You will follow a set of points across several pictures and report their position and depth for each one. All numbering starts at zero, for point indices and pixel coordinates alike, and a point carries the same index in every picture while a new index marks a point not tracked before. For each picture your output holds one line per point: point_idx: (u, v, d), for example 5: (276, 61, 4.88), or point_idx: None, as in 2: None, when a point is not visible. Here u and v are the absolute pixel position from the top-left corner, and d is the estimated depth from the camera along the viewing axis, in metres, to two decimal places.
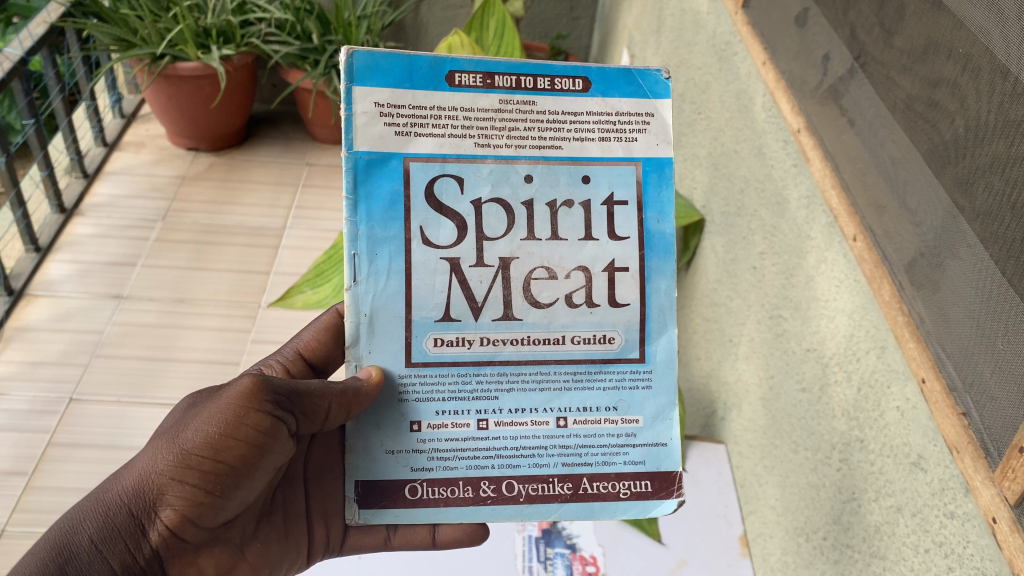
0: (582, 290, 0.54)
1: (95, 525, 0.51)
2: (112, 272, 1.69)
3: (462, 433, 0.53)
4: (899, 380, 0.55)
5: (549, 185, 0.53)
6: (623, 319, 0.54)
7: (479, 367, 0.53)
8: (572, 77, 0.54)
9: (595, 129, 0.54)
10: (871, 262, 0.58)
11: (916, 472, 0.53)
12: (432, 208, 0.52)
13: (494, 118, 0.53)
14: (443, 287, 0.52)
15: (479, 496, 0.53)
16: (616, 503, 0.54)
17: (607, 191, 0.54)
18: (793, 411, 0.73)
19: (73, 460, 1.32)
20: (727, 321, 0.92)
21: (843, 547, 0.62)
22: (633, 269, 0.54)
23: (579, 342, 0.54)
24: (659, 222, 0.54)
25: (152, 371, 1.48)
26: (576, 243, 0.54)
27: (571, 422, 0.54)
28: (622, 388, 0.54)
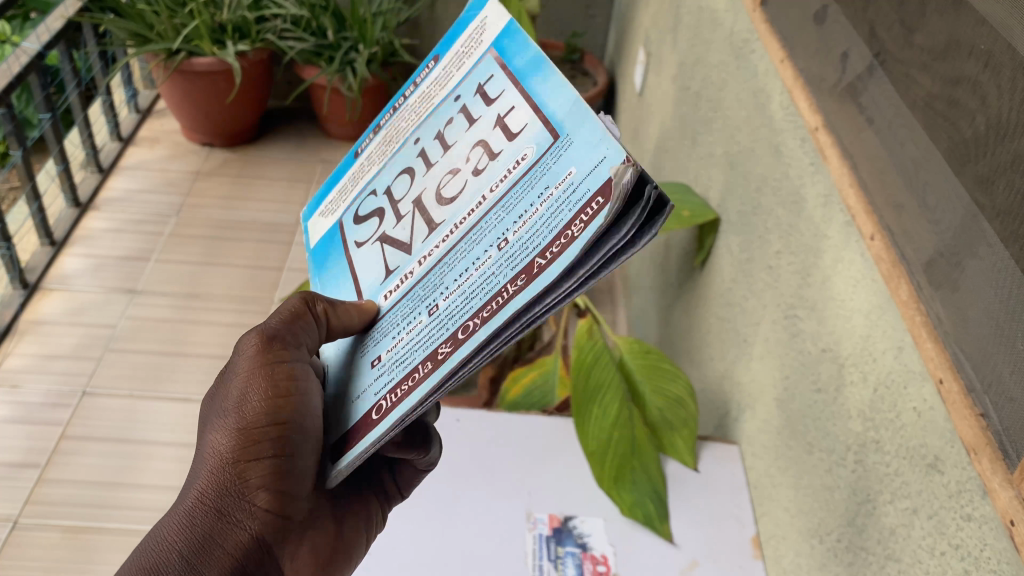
0: (482, 154, 0.49)
1: (186, 537, 0.48)
2: (127, 267, 1.70)
3: (418, 322, 0.46)
4: (916, 381, 0.54)
5: (441, 116, 0.54)
6: (521, 141, 0.46)
7: (418, 280, 0.49)
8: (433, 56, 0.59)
9: (461, 55, 0.56)
10: (888, 262, 0.58)
11: (933, 474, 0.52)
12: (367, 211, 0.57)
13: (399, 123, 0.59)
14: (378, 259, 0.54)
15: (446, 347, 0.42)
16: (576, 235, 0.38)
17: (483, 74, 0.52)
18: (807, 412, 0.72)
19: (85, 453, 1.33)
20: (742, 321, 0.91)
21: (857, 550, 0.62)
22: (518, 101, 0.48)
23: (492, 190, 0.47)
24: (522, 46, 0.50)
25: (165, 366, 1.49)
26: (466, 133, 0.51)
27: (504, 243, 0.43)
28: (539, 182, 0.43)
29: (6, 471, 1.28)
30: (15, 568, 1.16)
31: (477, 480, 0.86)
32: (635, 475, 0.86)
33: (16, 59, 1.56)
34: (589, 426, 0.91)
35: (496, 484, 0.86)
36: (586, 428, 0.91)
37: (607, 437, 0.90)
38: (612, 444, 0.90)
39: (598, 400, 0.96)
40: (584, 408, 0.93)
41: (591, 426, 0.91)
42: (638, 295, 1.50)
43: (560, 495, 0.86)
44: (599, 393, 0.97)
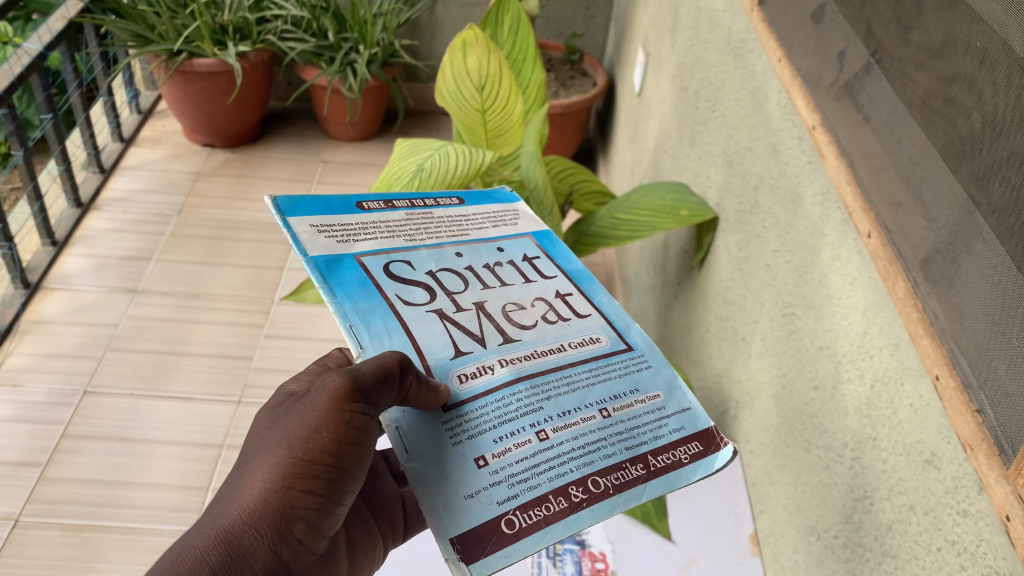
0: (552, 311, 0.57)
1: (217, 556, 0.43)
2: (128, 267, 1.70)
3: (529, 450, 0.46)
4: (912, 377, 0.55)
5: (476, 256, 0.61)
6: (595, 324, 0.57)
7: (512, 386, 0.49)
8: (449, 198, 0.68)
9: (484, 223, 0.67)
10: (886, 259, 0.58)
11: (930, 470, 0.52)
12: (398, 281, 0.55)
13: (407, 222, 0.62)
14: (441, 331, 0.52)
15: (572, 503, 0.45)
16: (683, 469, 0.49)
17: (521, 253, 0.64)
18: (804, 410, 0.73)
19: (86, 452, 1.33)
20: (740, 320, 0.92)
21: (854, 546, 0.62)
22: (575, 293, 0.61)
23: (574, 347, 0.54)
24: (569, 263, 0.65)
25: (166, 365, 1.49)
26: (522, 285, 0.60)
27: (612, 411, 0.50)
28: (631, 373, 0.54)
29: (8, 470, 1.29)
30: (16, 567, 1.16)
31: None
32: None
33: (17, 59, 1.57)
34: None
35: None
36: None
37: None
38: None
39: None
40: None
41: None
42: (636, 294, 1.50)
43: None
44: None
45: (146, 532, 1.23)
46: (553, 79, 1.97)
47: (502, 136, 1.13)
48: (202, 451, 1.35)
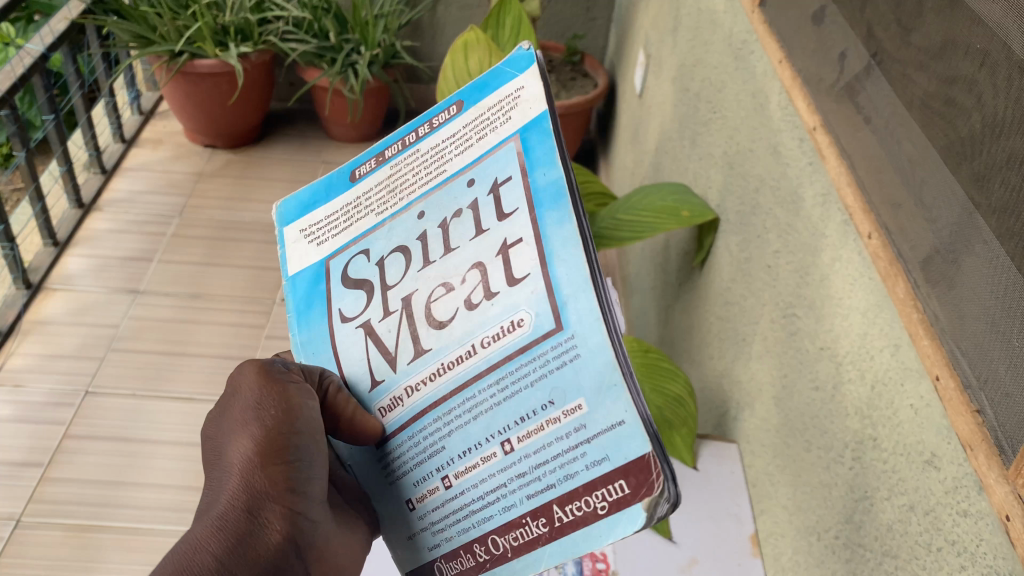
0: (478, 287, 0.43)
1: (216, 540, 0.42)
2: (129, 267, 1.70)
3: (438, 499, 0.43)
4: (913, 378, 0.55)
5: (437, 211, 0.46)
6: (526, 294, 0.41)
7: (420, 421, 0.44)
8: (448, 106, 0.49)
9: (473, 134, 0.46)
10: (886, 260, 0.58)
11: (930, 470, 0.52)
12: (348, 286, 0.48)
13: (382, 185, 0.50)
14: (364, 356, 0.47)
15: (478, 561, 0.42)
16: (593, 527, 0.38)
17: (490, 181, 0.44)
18: (805, 410, 0.73)
19: (88, 452, 1.33)
20: (741, 320, 0.92)
21: (855, 546, 0.62)
22: (528, 239, 0.42)
23: (489, 345, 0.42)
24: (546, 171, 0.42)
25: (167, 365, 1.50)
26: (469, 244, 0.44)
27: (516, 444, 0.41)
28: (551, 373, 0.40)
29: (10, 470, 1.29)
30: (18, 567, 1.17)
31: None
32: None
33: (19, 60, 1.57)
34: None
35: None
36: None
37: None
38: None
39: None
40: None
41: None
42: (637, 294, 1.50)
43: None
44: None
45: (147, 532, 1.23)
46: (554, 81, 1.97)
47: None
48: None
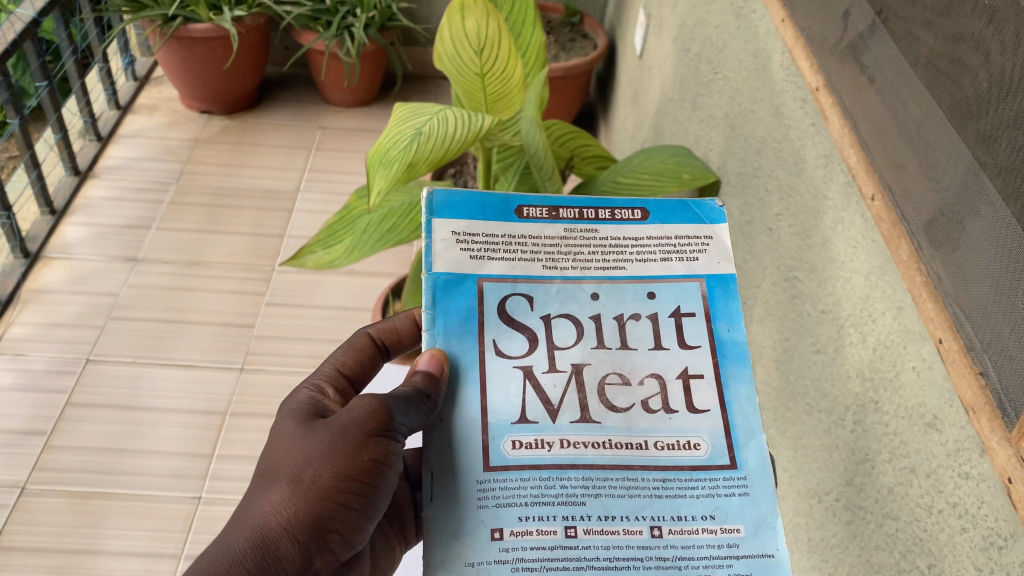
0: (658, 396, 0.54)
1: (251, 565, 0.49)
2: (127, 234, 1.70)
3: (550, 540, 0.49)
4: (916, 341, 0.54)
5: (615, 301, 0.56)
6: (707, 425, 0.53)
7: (562, 471, 0.51)
8: (631, 208, 0.59)
9: (659, 252, 0.58)
10: (888, 222, 0.58)
11: (932, 433, 0.52)
12: (504, 323, 0.54)
13: (559, 245, 0.57)
14: (518, 393, 0.52)
15: None
16: None
17: (674, 304, 0.56)
18: (806, 373, 0.73)
19: (91, 419, 1.34)
20: (742, 284, 0.91)
21: (856, 509, 0.62)
22: (707, 376, 0.54)
23: (661, 448, 0.52)
24: (729, 330, 0.56)
25: (168, 332, 1.50)
26: (646, 352, 0.55)
27: (579, 531, 0.49)
28: (717, 496, 0.51)
29: (14, 438, 1.29)
30: (23, 534, 1.18)
31: None
32: None
33: (10, 26, 1.54)
34: None
35: None
36: None
37: None
38: None
39: None
40: None
41: None
42: None
43: None
44: None
45: (151, 499, 1.24)
46: (553, 43, 1.95)
47: (500, 102, 1.12)
48: (205, 419, 1.36)
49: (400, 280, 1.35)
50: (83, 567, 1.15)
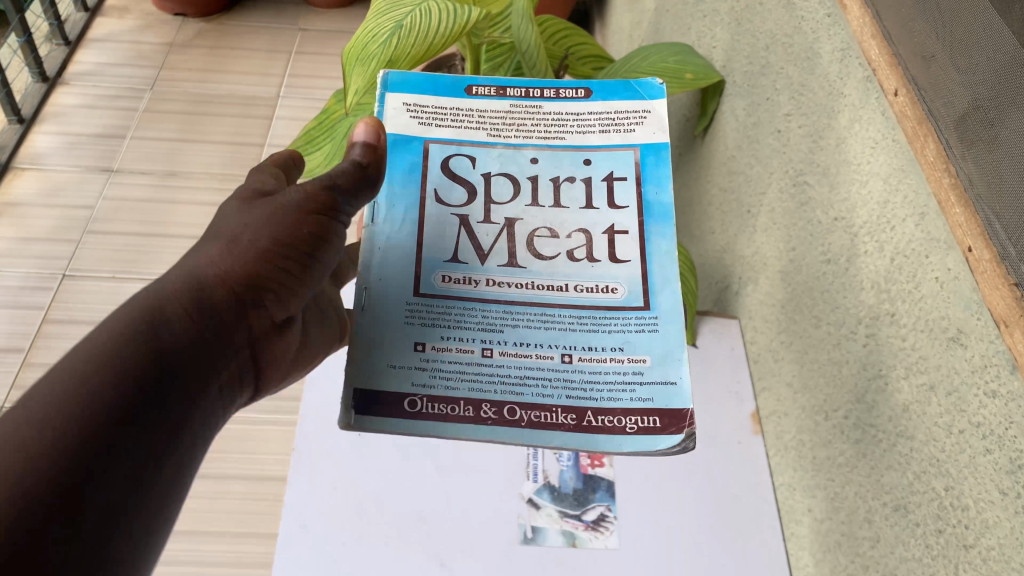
0: (583, 247, 0.54)
1: (187, 301, 0.45)
2: (101, 144, 1.62)
3: (467, 358, 0.49)
4: (940, 249, 0.50)
5: (553, 165, 0.57)
6: (628, 272, 0.53)
7: (484, 303, 0.52)
8: (576, 87, 0.61)
9: (598, 125, 0.59)
10: (913, 119, 0.53)
11: (954, 349, 0.48)
12: (445, 177, 0.56)
13: (506, 116, 0.59)
14: (452, 237, 0.54)
15: (479, 416, 0.47)
16: (620, 436, 0.48)
17: (607, 170, 0.57)
18: (815, 284, 0.69)
19: (70, 336, 1.30)
20: (746, 191, 0.87)
21: (866, 427, 0.59)
22: (632, 233, 0.55)
23: (582, 290, 0.53)
24: (658, 192, 0.56)
25: (148, 246, 1.45)
26: (575, 209, 0.56)
27: (497, 352, 0.50)
28: (628, 331, 0.51)
29: None
30: None
31: None
32: None
33: None
34: None
35: None
36: None
37: None
38: None
39: None
40: None
41: None
42: None
43: None
44: None
45: None
46: None
47: None
48: None
49: None
50: None
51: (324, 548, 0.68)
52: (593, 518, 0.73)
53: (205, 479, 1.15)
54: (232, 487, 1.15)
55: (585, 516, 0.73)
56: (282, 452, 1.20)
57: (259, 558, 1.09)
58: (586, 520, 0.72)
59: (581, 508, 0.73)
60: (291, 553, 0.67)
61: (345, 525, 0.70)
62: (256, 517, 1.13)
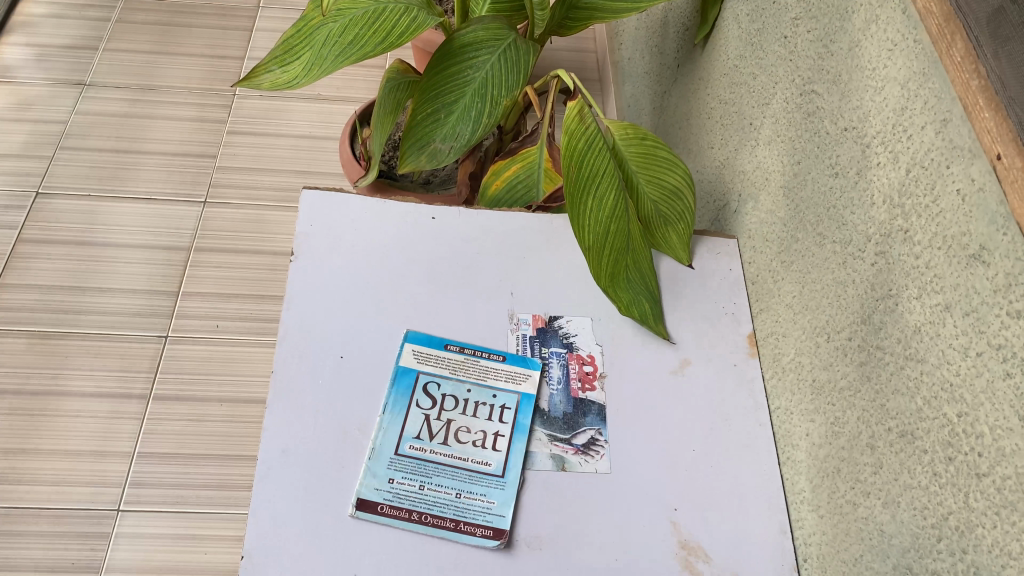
0: (484, 442, 0.68)
1: None
2: (73, 56, 1.55)
3: (410, 488, 0.64)
4: (962, 159, 0.46)
5: (469, 392, 0.71)
6: (497, 453, 0.67)
7: (423, 464, 0.66)
8: (496, 353, 0.73)
9: (493, 377, 0.72)
10: (939, 16, 0.48)
11: (975, 267, 0.45)
12: (419, 392, 0.70)
13: (452, 369, 0.72)
14: (416, 421, 0.68)
15: (411, 517, 0.63)
16: (473, 539, 0.62)
17: (498, 402, 0.70)
18: (820, 200, 0.65)
19: (45, 257, 1.26)
20: (748, 102, 0.82)
21: (872, 349, 0.56)
22: (506, 433, 0.69)
23: (474, 459, 0.67)
24: (524, 416, 0.70)
25: (124, 163, 1.39)
26: (481, 420, 0.69)
27: (428, 488, 0.65)
28: (487, 483, 0.66)
29: None
30: None
31: (455, 276, 0.78)
32: (628, 270, 0.78)
33: None
34: (583, 220, 0.78)
35: (476, 281, 0.78)
36: (581, 222, 0.78)
37: (604, 231, 0.78)
38: (609, 240, 0.78)
39: (591, 188, 0.80)
40: (577, 200, 0.79)
41: (587, 220, 0.78)
42: (630, 80, 1.38)
43: (542, 291, 0.79)
44: (593, 183, 0.80)
45: (114, 339, 1.18)
46: None
47: None
48: (169, 256, 1.28)
49: (370, 105, 1.24)
50: (47, 409, 1.10)
51: (305, 477, 0.64)
52: (583, 442, 0.69)
53: (189, 401, 1.13)
54: (217, 410, 1.13)
55: (576, 439, 0.69)
56: (267, 375, 1.17)
57: (246, 481, 1.07)
58: (576, 444, 0.69)
59: (571, 432, 0.69)
60: (270, 483, 0.63)
61: (328, 452, 0.65)
62: (242, 440, 1.11)
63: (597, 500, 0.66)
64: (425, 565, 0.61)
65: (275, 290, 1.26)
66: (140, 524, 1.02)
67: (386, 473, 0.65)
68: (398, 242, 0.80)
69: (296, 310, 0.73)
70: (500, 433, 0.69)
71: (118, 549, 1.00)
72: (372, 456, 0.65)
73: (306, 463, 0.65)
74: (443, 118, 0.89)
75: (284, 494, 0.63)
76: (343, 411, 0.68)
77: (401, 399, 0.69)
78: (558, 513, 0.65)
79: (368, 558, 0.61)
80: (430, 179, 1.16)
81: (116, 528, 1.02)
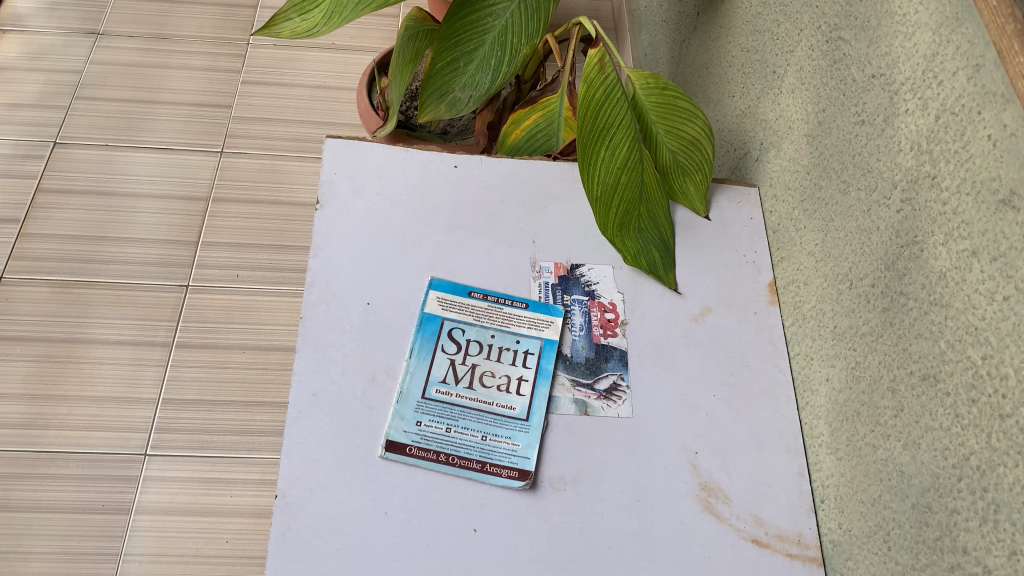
0: (508, 386, 0.69)
1: None
2: (85, 5, 1.54)
3: (439, 429, 0.66)
4: (995, 104, 0.47)
5: (494, 337, 0.72)
6: (521, 396, 0.69)
7: (449, 407, 0.67)
8: (518, 300, 0.74)
9: (517, 323, 0.73)
10: None
11: (1005, 212, 0.46)
12: (445, 337, 0.71)
13: (478, 316, 0.73)
14: (443, 364, 0.70)
15: (439, 458, 0.64)
16: (499, 479, 0.64)
17: (521, 347, 0.72)
18: (845, 148, 0.65)
19: (65, 207, 1.26)
20: (771, 50, 0.82)
21: (895, 295, 0.57)
22: (530, 378, 0.70)
23: (499, 403, 0.68)
24: (547, 360, 0.71)
25: (140, 114, 1.39)
26: (505, 364, 0.71)
27: (455, 429, 0.66)
28: (513, 425, 0.67)
29: None
30: (8, 324, 1.14)
31: (478, 222, 0.79)
32: (640, 220, 0.78)
33: None
34: (596, 170, 0.78)
35: (498, 228, 0.79)
36: (591, 172, 0.78)
37: (615, 182, 0.78)
38: (620, 189, 0.78)
39: (605, 138, 0.79)
40: (589, 148, 0.78)
41: (597, 170, 0.78)
42: (647, 29, 1.37)
43: (564, 239, 0.79)
44: (608, 133, 0.79)
45: (136, 288, 1.19)
46: None
47: None
48: (188, 206, 1.29)
49: (386, 55, 1.24)
50: (72, 357, 1.12)
51: (335, 420, 0.65)
52: (606, 387, 0.70)
53: (211, 349, 1.15)
54: (239, 357, 1.15)
55: (598, 385, 0.70)
56: (287, 323, 1.19)
57: (269, 427, 1.09)
58: (599, 389, 0.70)
59: (593, 377, 0.71)
60: (302, 425, 0.65)
61: (356, 395, 0.67)
62: (264, 386, 1.12)
63: (619, 443, 0.67)
64: (453, 505, 0.63)
65: (294, 240, 1.27)
66: (166, 468, 1.05)
67: (413, 415, 0.66)
68: (422, 190, 0.80)
69: (323, 257, 0.74)
70: (523, 377, 0.70)
71: (147, 492, 1.03)
72: (399, 399, 0.67)
73: (336, 406, 0.66)
74: (463, 67, 0.88)
75: (315, 436, 0.64)
76: (371, 356, 0.69)
77: (427, 344, 0.70)
78: (581, 456, 0.66)
79: (398, 498, 0.62)
80: (448, 130, 1.17)
81: (143, 472, 1.04)
